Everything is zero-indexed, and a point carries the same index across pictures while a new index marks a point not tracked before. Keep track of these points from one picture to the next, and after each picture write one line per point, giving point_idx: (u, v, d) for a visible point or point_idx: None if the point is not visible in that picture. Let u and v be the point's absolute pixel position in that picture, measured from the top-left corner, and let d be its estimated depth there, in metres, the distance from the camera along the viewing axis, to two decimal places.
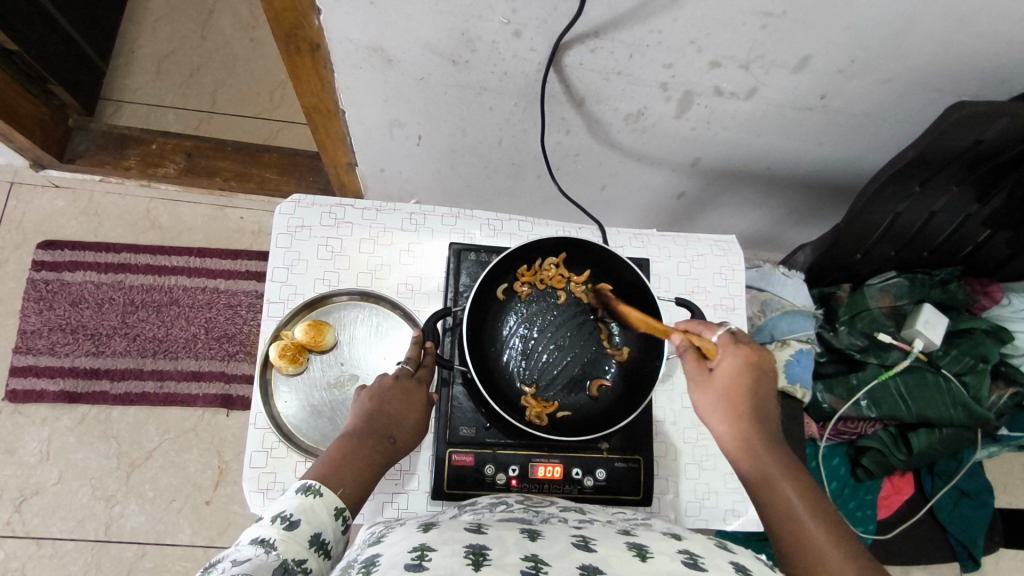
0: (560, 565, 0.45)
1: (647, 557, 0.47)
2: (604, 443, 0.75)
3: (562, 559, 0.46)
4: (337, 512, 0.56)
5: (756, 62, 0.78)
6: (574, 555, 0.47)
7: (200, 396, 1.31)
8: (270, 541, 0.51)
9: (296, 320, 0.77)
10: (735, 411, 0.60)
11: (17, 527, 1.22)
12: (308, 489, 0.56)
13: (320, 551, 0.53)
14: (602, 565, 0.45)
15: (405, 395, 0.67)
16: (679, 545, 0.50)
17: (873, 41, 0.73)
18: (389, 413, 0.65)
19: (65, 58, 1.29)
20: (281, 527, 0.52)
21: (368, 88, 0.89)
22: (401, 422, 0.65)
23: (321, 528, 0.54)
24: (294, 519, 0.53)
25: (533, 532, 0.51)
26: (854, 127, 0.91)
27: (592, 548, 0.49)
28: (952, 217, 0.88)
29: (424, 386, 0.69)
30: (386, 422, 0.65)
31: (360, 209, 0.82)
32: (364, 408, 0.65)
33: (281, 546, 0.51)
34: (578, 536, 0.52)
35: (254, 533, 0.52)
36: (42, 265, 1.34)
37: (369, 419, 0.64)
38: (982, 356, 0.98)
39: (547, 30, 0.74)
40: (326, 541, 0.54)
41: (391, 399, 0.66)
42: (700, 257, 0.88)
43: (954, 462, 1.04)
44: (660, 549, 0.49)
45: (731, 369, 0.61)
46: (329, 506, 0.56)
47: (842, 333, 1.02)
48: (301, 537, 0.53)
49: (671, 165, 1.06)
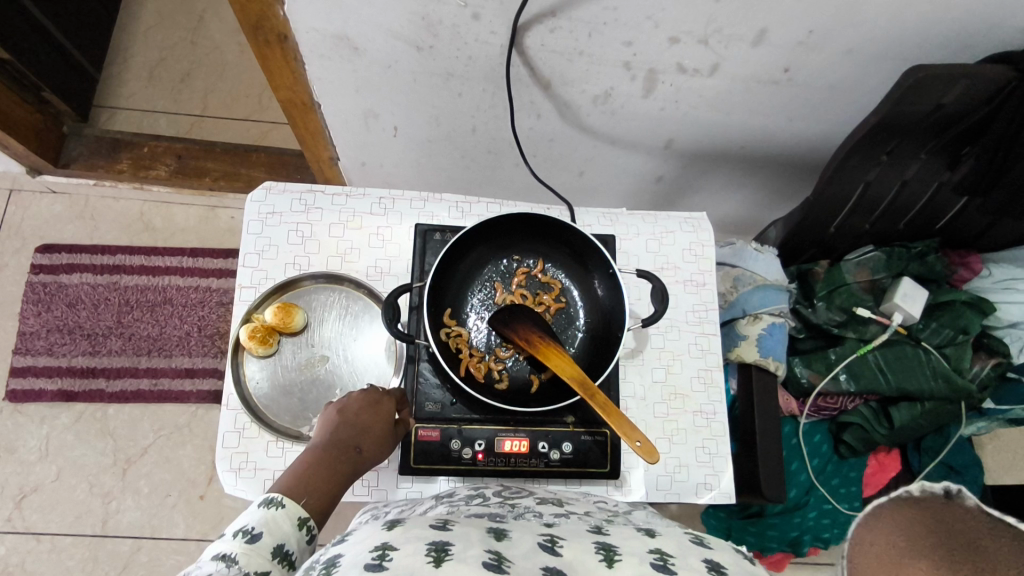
0: (524, 565, 0.46)
1: (614, 561, 0.49)
2: (570, 416, 0.75)
3: (525, 559, 0.47)
4: (300, 522, 0.60)
5: (713, 37, 0.78)
6: (538, 555, 0.48)
7: (194, 392, 1.34)
8: (232, 556, 0.53)
9: (267, 303, 0.78)
10: None
11: (17, 523, 1.25)
12: (272, 503, 0.60)
13: (284, 561, 0.56)
14: (566, 567, 0.47)
15: (373, 407, 0.71)
16: (652, 543, 0.53)
17: (825, 10, 0.73)
18: (356, 425, 0.68)
19: (57, 65, 1.33)
20: (244, 541, 0.55)
21: (340, 79, 0.92)
22: (367, 433, 0.69)
23: (284, 538, 0.58)
24: (256, 532, 0.56)
25: (499, 531, 0.52)
26: (821, 100, 0.91)
27: (558, 549, 0.49)
28: (922, 185, 0.88)
29: (392, 396, 0.72)
30: (353, 434, 0.68)
31: (330, 195, 0.84)
32: (333, 421, 0.69)
33: (243, 559, 0.53)
34: (545, 534, 0.53)
35: (216, 550, 0.54)
36: (40, 268, 1.38)
37: (335, 433, 0.68)
38: (963, 328, 0.97)
39: (504, 11, 0.76)
40: (288, 551, 0.57)
41: (357, 413, 0.69)
42: (670, 234, 0.88)
43: (941, 438, 1.02)
44: (629, 548, 0.50)
45: None
46: (291, 516, 0.59)
47: (820, 308, 1.00)
48: (264, 550, 0.55)
49: (646, 148, 1.07)
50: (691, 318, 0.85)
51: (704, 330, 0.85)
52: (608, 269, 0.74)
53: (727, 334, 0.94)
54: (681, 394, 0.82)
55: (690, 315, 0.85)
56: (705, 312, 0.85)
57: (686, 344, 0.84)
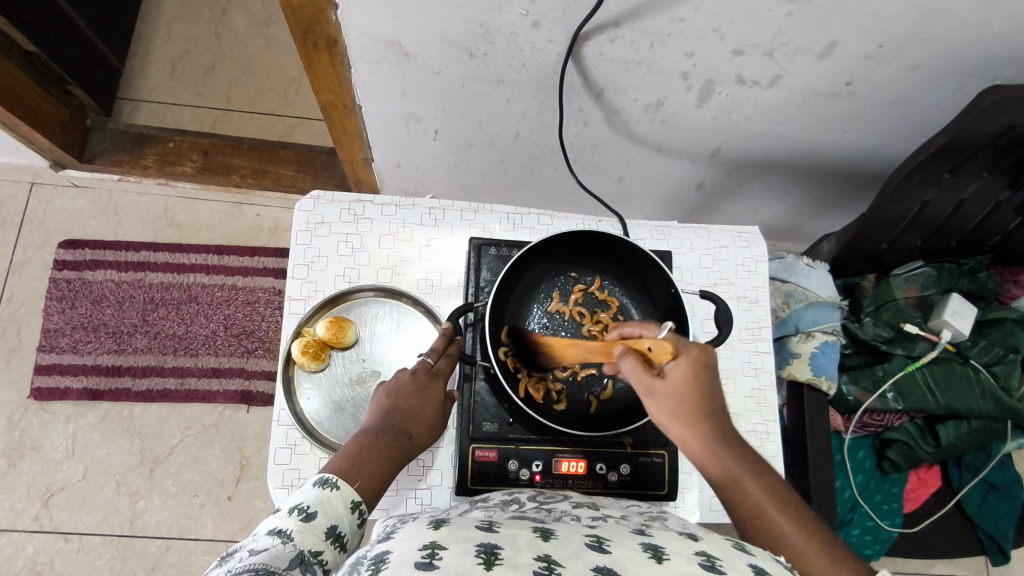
0: (574, 566, 0.42)
1: (663, 559, 0.44)
2: (628, 437, 0.74)
3: (576, 559, 0.43)
4: (353, 505, 0.56)
5: (779, 49, 0.76)
6: (588, 555, 0.44)
7: (220, 392, 1.33)
8: (287, 532, 0.50)
9: (317, 317, 0.77)
10: (690, 414, 0.59)
11: (45, 522, 1.24)
12: (325, 482, 0.56)
13: (336, 543, 0.53)
14: (617, 566, 0.42)
15: (422, 391, 0.67)
16: (696, 545, 0.47)
17: (900, 25, 0.71)
18: (405, 409, 0.65)
19: (81, 57, 1.30)
20: (299, 519, 0.52)
21: (385, 83, 0.89)
22: (417, 419, 0.65)
23: (337, 520, 0.54)
24: (311, 511, 0.53)
25: (545, 531, 0.48)
26: (880, 114, 0.89)
27: (607, 548, 0.46)
28: (980, 205, 0.87)
29: (441, 380, 0.69)
30: (402, 418, 0.64)
31: (379, 205, 0.82)
32: (381, 405, 0.65)
33: (298, 537, 0.50)
34: (591, 535, 0.48)
35: (270, 524, 0.51)
36: (63, 264, 1.36)
37: (386, 417, 0.64)
38: (1013, 346, 0.98)
39: (567, 21, 0.73)
40: (342, 534, 0.54)
41: (407, 396, 0.66)
42: (723, 248, 0.87)
43: (983, 455, 1.05)
44: (677, 549, 0.46)
45: (682, 372, 0.59)
46: (345, 499, 0.56)
47: (868, 324, 1.01)
48: (318, 529, 0.52)
49: (691, 156, 1.05)
50: (745, 336, 0.84)
51: (758, 347, 0.83)
52: (669, 288, 0.72)
53: (779, 351, 0.95)
54: (733, 414, 0.81)
55: (744, 332, 0.84)
56: (758, 329, 0.84)
57: (740, 362, 0.82)
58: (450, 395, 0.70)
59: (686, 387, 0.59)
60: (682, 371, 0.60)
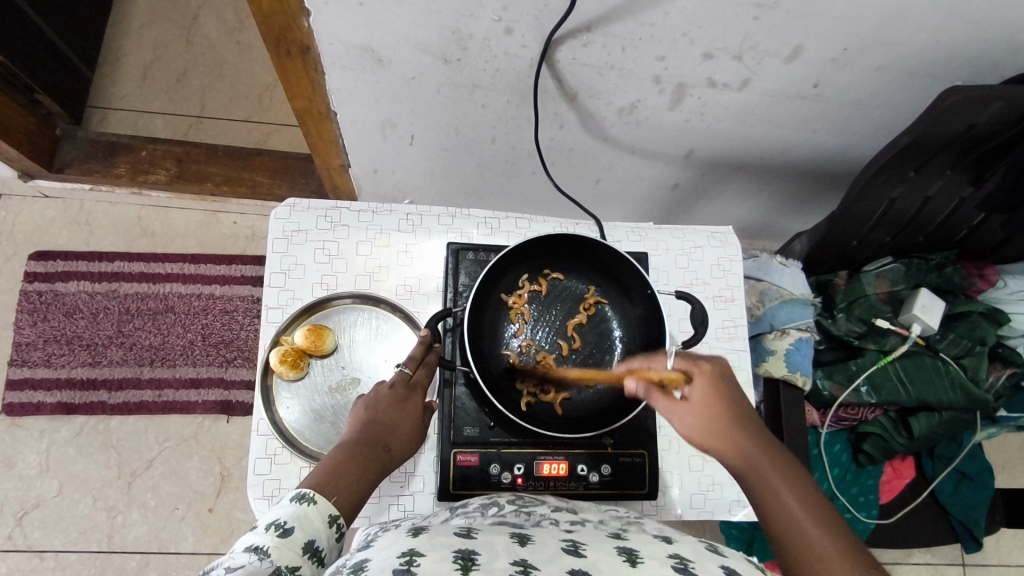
0: (549, 569, 0.42)
1: (637, 562, 0.45)
2: (608, 438, 0.75)
3: (552, 563, 0.43)
4: (331, 519, 0.56)
5: (748, 53, 0.77)
6: (563, 559, 0.44)
7: (199, 403, 1.31)
8: (264, 549, 0.50)
9: (295, 326, 0.76)
10: (716, 424, 0.59)
11: (19, 541, 1.22)
12: (302, 498, 0.56)
13: (315, 557, 0.53)
14: (592, 569, 0.43)
15: (400, 404, 0.67)
16: (670, 548, 0.48)
17: (863, 30, 0.73)
18: (383, 422, 0.65)
19: (49, 65, 1.28)
20: (276, 535, 0.52)
21: (360, 89, 0.89)
22: (396, 431, 0.65)
23: (315, 534, 0.54)
24: (288, 526, 0.53)
25: (523, 536, 0.48)
26: (847, 115, 0.91)
27: (582, 552, 0.46)
28: (945, 201, 0.89)
29: (419, 392, 0.69)
30: (380, 431, 0.64)
31: (356, 211, 0.82)
32: (359, 418, 0.65)
33: (275, 553, 0.50)
34: (567, 540, 0.49)
35: (247, 541, 0.51)
36: (34, 276, 1.33)
37: (365, 430, 0.63)
38: (980, 338, 1.01)
39: (539, 26, 0.74)
40: (320, 548, 0.53)
41: (385, 409, 0.66)
42: (698, 248, 0.88)
43: (954, 446, 1.08)
44: (650, 553, 0.46)
45: (701, 390, 0.61)
46: (322, 513, 0.55)
47: (840, 320, 1.04)
48: (296, 544, 0.52)
49: (666, 157, 1.06)
50: (721, 335, 0.85)
51: (734, 346, 0.85)
52: (645, 289, 0.74)
53: (755, 349, 0.96)
54: None
55: (720, 331, 0.85)
56: (734, 328, 0.85)
57: None
58: (429, 403, 0.71)
59: (707, 400, 0.60)
60: (701, 389, 0.61)
